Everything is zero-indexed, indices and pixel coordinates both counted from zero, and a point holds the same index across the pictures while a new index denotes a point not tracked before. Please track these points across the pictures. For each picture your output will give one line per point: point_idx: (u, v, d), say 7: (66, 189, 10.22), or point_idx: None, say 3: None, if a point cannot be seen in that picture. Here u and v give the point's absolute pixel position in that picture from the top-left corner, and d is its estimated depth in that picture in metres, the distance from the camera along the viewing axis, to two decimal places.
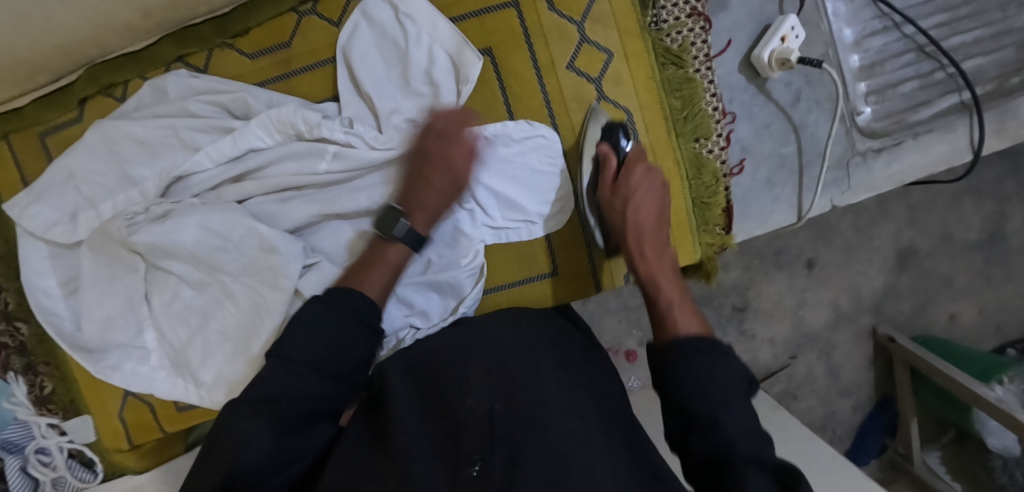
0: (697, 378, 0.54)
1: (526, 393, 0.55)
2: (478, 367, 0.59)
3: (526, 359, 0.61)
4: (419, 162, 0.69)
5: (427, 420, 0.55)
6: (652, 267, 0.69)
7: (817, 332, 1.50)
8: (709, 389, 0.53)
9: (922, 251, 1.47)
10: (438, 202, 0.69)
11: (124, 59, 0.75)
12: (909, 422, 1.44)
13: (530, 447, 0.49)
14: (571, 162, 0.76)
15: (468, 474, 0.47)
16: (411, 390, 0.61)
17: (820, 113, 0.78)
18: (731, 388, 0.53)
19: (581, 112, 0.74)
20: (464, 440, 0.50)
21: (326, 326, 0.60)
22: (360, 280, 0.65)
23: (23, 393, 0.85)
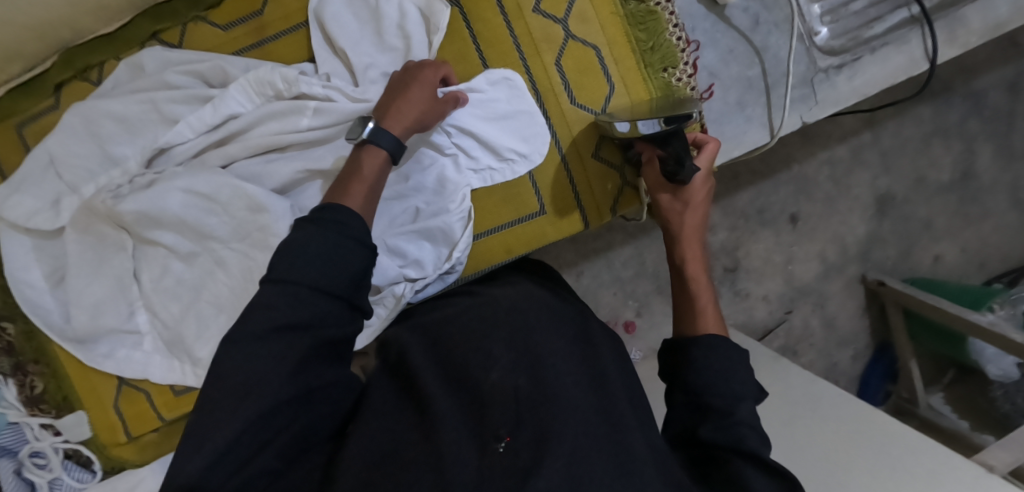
0: (721, 374, 0.57)
1: (548, 372, 0.56)
2: (501, 345, 0.59)
3: (547, 333, 0.62)
4: (401, 78, 0.64)
5: (454, 392, 0.56)
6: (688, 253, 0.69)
7: (808, 285, 1.52)
8: (729, 383, 0.56)
9: (900, 195, 1.50)
10: (411, 103, 0.62)
11: (98, 42, 0.76)
12: (909, 363, 1.46)
13: (557, 422, 0.49)
14: (549, 102, 0.77)
15: (495, 450, 0.49)
16: (436, 363, 0.61)
17: (780, 34, 0.81)
18: (746, 386, 0.57)
19: (551, 53, 0.77)
20: (493, 414, 0.52)
21: (308, 248, 0.49)
22: (343, 194, 0.56)
23: (14, 395, 0.82)
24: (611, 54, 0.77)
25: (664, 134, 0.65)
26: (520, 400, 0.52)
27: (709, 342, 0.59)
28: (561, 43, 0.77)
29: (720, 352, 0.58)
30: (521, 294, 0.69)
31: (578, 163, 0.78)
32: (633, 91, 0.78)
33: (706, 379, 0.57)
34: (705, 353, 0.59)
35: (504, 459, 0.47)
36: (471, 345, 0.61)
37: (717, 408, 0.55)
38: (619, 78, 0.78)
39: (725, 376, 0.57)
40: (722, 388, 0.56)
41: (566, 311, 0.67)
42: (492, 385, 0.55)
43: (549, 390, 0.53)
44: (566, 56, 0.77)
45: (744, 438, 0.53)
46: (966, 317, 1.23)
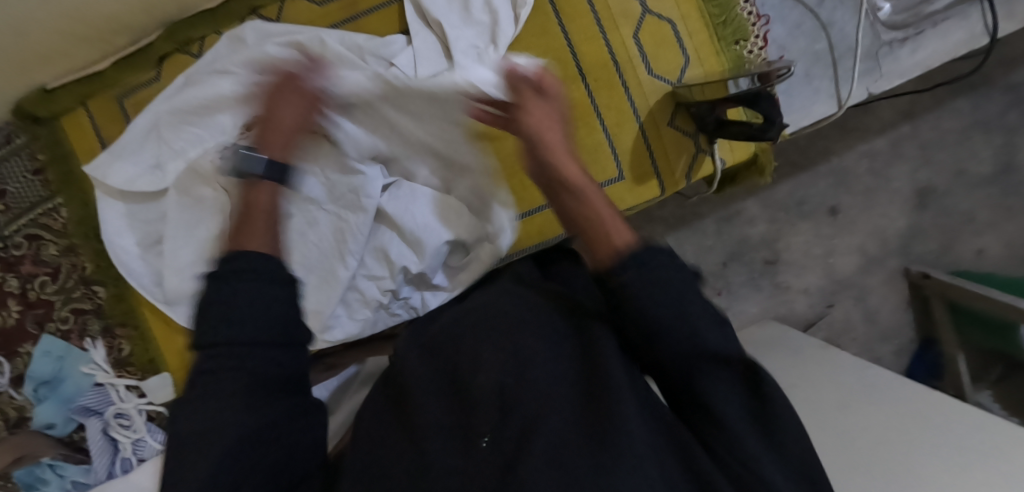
0: (677, 310, 0.49)
1: (535, 369, 0.54)
2: (491, 342, 0.58)
3: (528, 324, 0.60)
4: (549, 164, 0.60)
5: (441, 396, 0.56)
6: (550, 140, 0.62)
7: (849, 278, 1.53)
8: (686, 311, 0.49)
9: (940, 188, 1.51)
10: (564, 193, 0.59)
11: (203, 16, 0.80)
12: (954, 357, 1.46)
13: (540, 426, 0.49)
14: (627, 74, 0.80)
15: (479, 447, 0.49)
16: (429, 366, 0.61)
17: (846, 9, 0.84)
18: (707, 312, 0.49)
19: (629, 27, 0.80)
20: (476, 415, 0.52)
21: (261, 295, 0.48)
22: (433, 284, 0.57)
23: (102, 357, 0.86)
24: (685, 28, 0.81)
25: (751, 96, 0.68)
26: (499, 396, 0.52)
27: (643, 258, 0.51)
28: (638, 18, 0.81)
29: (655, 268, 0.50)
30: (501, 289, 0.68)
31: (656, 132, 0.81)
32: (708, 64, 0.82)
33: (647, 294, 0.49)
34: (638, 270, 0.50)
35: (487, 458, 0.48)
36: (457, 349, 0.60)
37: (677, 340, 0.49)
38: (694, 50, 0.81)
39: (664, 295, 0.49)
40: (672, 308, 0.49)
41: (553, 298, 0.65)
42: (479, 384, 0.54)
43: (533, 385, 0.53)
44: (643, 30, 0.81)
45: (706, 387, 0.48)
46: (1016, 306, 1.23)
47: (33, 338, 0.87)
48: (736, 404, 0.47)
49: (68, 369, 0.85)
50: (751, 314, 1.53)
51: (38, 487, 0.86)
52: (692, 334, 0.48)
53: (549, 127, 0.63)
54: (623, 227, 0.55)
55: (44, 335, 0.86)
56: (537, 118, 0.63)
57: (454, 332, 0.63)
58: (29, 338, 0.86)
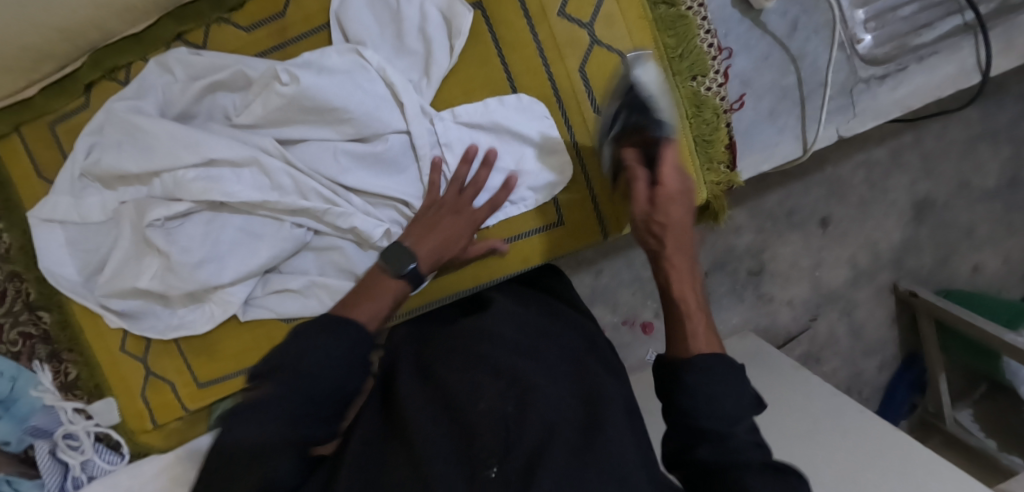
0: (714, 390, 0.52)
1: (535, 393, 0.54)
2: (487, 370, 0.58)
3: (531, 356, 0.61)
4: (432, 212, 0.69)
5: (439, 420, 0.55)
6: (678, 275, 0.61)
7: (836, 291, 1.47)
8: (722, 400, 0.51)
9: (939, 201, 1.43)
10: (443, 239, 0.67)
11: (126, 42, 0.78)
12: (938, 377, 1.41)
13: (547, 454, 0.47)
14: (571, 109, 0.76)
15: (485, 476, 0.47)
16: (420, 387, 0.61)
17: (819, 41, 0.77)
18: (742, 399, 0.52)
19: (575, 58, 0.75)
20: (481, 440, 0.50)
21: (325, 355, 0.52)
22: (350, 307, 0.59)
23: (49, 380, 0.87)
24: (636, 60, 0.75)
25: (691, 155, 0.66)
26: (507, 425, 0.51)
27: (705, 362, 0.53)
28: (585, 48, 0.75)
29: (715, 369, 0.53)
30: (501, 316, 0.69)
31: (601, 176, 0.78)
32: (661, 99, 0.76)
33: (708, 392, 0.51)
34: (705, 363, 0.53)
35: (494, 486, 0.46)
36: (459, 375, 0.59)
37: (714, 417, 0.51)
38: None
39: (719, 389, 0.52)
40: (717, 409, 0.51)
41: (562, 337, 0.67)
42: (480, 411, 0.53)
43: (536, 410, 0.52)
44: (590, 63, 0.75)
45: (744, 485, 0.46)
46: (1002, 337, 1.17)
47: None
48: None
49: (20, 390, 0.85)
50: (733, 324, 1.47)
51: None
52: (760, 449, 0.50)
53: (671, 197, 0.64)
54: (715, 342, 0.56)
55: None
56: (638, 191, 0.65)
57: (459, 355, 0.63)
58: None
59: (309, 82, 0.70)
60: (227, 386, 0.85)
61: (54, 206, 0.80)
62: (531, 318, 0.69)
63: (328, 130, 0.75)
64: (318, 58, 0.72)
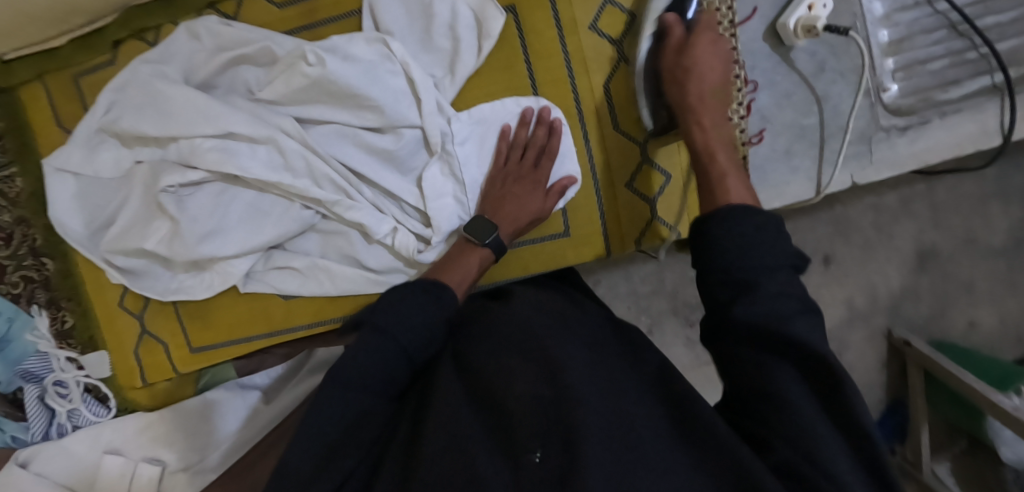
0: (742, 245, 0.49)
1: (575, 373, 0.48)
2: (517, 351, 0.53)
3: (563, 337, 0.55)
4: (501, 187, 0.71)
5: (469, 407, 0.49)
6: (709, 137, 0.62)
7: (829, 330, 1.48)
8: (751, 270, 0.48)
9: (943, 252, 1.43)
10: (518, 207, 0.69)
11: (157, 4, 0.78)
12: (921, 428, 1.41)
13: (591, 429, 0.42)
14: (590, 124, 0.75)
15: (530, 462, 0.42)
16: (447, 369, 0.56)
17: (843, 85, 0.76)
18: (778, 267, 0.49)
19: (601, 73, 0.75)
20: (518, 427, 0.45)
21: (330, 406, 0.48)
22: (442, 273, 0.64)
23: (45, 326, 0.89)
24: None
25: None
26: (543, 409, 0.45)
27: (727, 213, 0.52)
28: (613, 65, 0.75)
29: (737, 226, 0.51)
30: (525, 306, 0.63)
31: (612, 193, 0.76)
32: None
33: (749, 245, 0.50)
34: (735, 227, 0.51)
35: (540, 475, 0.41)
36: (486, 360, 0.54)
37: (748, 288, 0.48)
38: None
39: (757, 243, 0.49)
40: (759, 263, 0.48)
41: (591, 329, 0.60)
42: (514, 394, 0.47)
43: (575, 387, 0.46)
44: (615, 81, 0.75)
45: (778, 378, 0.44)
46: (988, 396, 1.17)
47: None
48: (803, 393, 0.44)
49: (15, 332, 0.87)
50: None
51: None
52: (801, 298, 0.47)
53: (716, 65, 0.65)
54: (749, 194, 0.55)
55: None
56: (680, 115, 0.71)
57: (480, 339, 0.58)
58: None
59: (335, 68, 0.71)
60: (219, 354, 0.86)
61: (65, 157, 0.80)
62: (578, 316, 0.62)
63: (345, 115, 0.75)
64: (345, 44, 0.72)
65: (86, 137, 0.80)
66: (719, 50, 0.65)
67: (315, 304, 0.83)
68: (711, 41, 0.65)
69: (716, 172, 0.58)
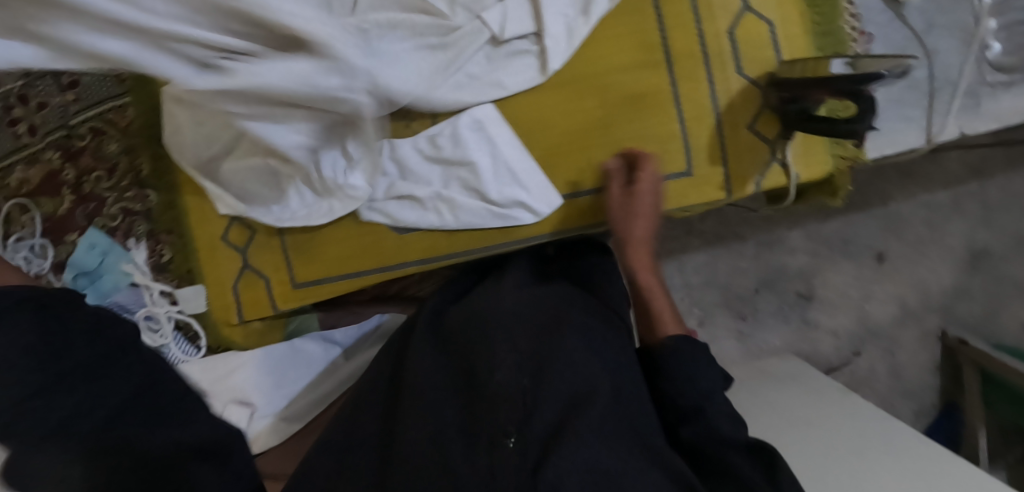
0: (688, 376, 0.68)
1: (554, 373, 0.61)
2: (504, 345, 0.64)
3: (542, 331, 0.67)
4: None
5: (457, 399, 0.64)
6: (637, 247, 0.80)
7: (882, 328, 1.43)
8: (698, 381, 0.67)
9: (996, 252, 1.40)
10: None
11: None
12: (978, 431, 1.34)
13: (575, 427, 0.56)
14: (716, 68, 0.77)
15: (506, 447, 0.55)
16: (445, 363, 0.70)
17: (953, 40, 0.80)
18: (710, 376, 0.69)
19: (726, 20, 0.77)
20: (499, 415, 0.58)
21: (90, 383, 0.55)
22: None
23: (142, 259, 0.87)
24: (783, 32, 0.78)
25: (851, 90, 0.65)
26: (520, 397, 0.58)
27: (675, 341, 0.71)
28: (738, 13, 0.77)
29: (683, 347, 0.70)
30: (513, 292, 0.76)
31: (733, 136, 0.78)
32: (815, 72, 0.73)
33: (682, 363, 0.69)
34: (672, 350, 0.70)
35: (514, 458, 0.54)
36: (469, 351, 0.67)
37: (694, 397, 0.66)
38: (788, 56, 0.78)
39: (689, 361, 0.69)
40: (693, 380, 0.67)
41: (548, 302, 0.74)
42: (498, 382, 0.60)
43: (550, 385, 0.59)
44: (741, 26, 0.77)
45: (728, 457, 0.60)
46: None
47: (78, 229, 0.89)
48: (751, 469, 0.59)
49: (109, 265, 0.87)
50: (774, 346, 1.44)
51: None
52: (731, 413, 0.65)
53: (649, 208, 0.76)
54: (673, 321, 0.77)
55: (90, 227, 0.87)
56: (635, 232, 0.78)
57: (465, 335, 0.71)
58: (76, 228, 0.88)
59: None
60: (326, 289, 0.85)
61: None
62: (565, 296, 0.76)
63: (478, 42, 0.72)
64: None
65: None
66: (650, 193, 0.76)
67: (428, 242, 0.82)
68: (648, 203, 0.76)
69: (647, 292, 0.82)
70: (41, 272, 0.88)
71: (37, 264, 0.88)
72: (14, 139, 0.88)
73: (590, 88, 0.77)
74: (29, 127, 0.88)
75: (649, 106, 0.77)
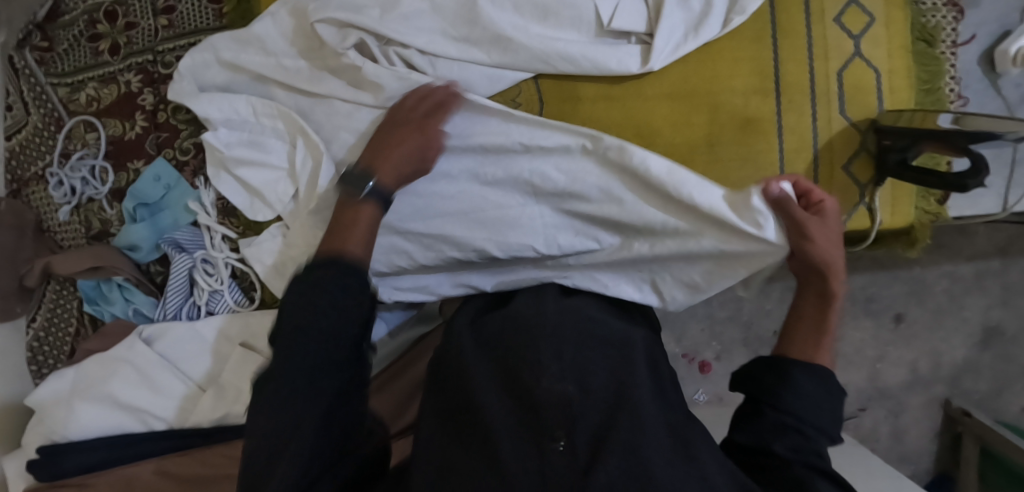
0: (814, 400, 0.59)
1: (598, 388, 0.57)
2: (548, 350, 0.59)
3: (590, 345, 0.62)
4: (390, 129, 0.68)
5: (501, 397, 0.58)
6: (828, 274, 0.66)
7: (890, 389, 1.47)
8: (815, 409, 0.59)
9: (1008, 332, 1.45)
10: (404, 147, 0.67)
11: None
12: None
13: (618, 431, 0.51)
14: (821, 106, 0.79)
15: (556, 450, 0.50)
16: (485, 362, 0.63)
17: None
18: (824, 401, 0.60)
19: (837, 62, 0.79)
20: (546, 419, 0.53)
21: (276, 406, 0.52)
22: (341, 242, 0.60)
23: (210, 200, 0.84)
24: (889, 83, 0.80)
25: (963, 145, 0.68)
26: (571, 405, 0.54)
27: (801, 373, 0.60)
28: (848, 57, 0.79)
29: (812, 381, 0.60)
30: (554, 301, 0.71)
31: (828, 172, 0.80)
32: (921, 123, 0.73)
33: (801, 396, 0.59)
34: (801, 375, 0.60)
35: (565, 460, 0.50)
36: (523, 350, 0.61)
37: (800, 417, 0.58)
38: (890, 107, 0.80)
39: (815, 397, 0.59)
40: (812, 405, 0.59)
41: (609, 322, 0.68)
42: (544, 389, 0.55)
43: (598, 396, 0.56)
44: (849, 70, 0.79)
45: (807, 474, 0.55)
46: None
47: (146, 158, 0.86)
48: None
49: (172, 200, 0.84)
50: None
51: (99, 304, 0.85)
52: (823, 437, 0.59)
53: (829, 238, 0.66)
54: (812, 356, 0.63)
55: (158, 158, 0.85)
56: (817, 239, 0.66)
57: (519, 334, 0.64)
58: (142, 156, 0.86)
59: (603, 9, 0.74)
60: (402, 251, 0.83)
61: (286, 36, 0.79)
62: (604, 307, 0.73)
63: (608, 52, 0.74)
64: None
65: (313, 68, 0.78)
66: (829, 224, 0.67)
67: None
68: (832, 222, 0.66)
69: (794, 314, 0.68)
70: (97, 196, 0.86)
71: (94, 187, 0.86)
72: (93, 55, 0.86)
73: (701, 104, 0.78)
74: (111, 46, 0.86)
75: (755, 131, 0.78)
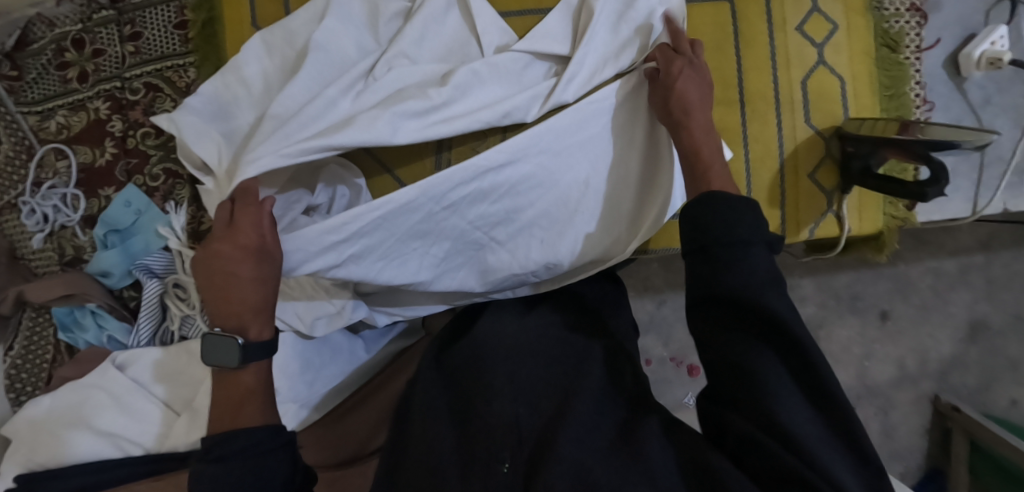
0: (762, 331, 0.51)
1: (543, 404, 0.59)
2: (497, 375, 0.62)
3: (539, 361, 0.64)
4: (210, 270, 0.61)
5: (451, 422, 0.60)
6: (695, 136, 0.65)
7: (879, 387, 1.46)
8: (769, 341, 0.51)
9: (995, 327, 1.44)
10: (233, 277, 0.60)
11: None
12: None
13: (559, 448, 0.53)
14: (785, 116, 0.79)
15: (499, 472, 0.53)
16: (440, 387, 0.65)
17: (1005, 120, 0.85)
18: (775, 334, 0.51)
19: (800, 71, 0.79)
20: (489, 445, 0.55)
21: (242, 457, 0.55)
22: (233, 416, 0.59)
23: (181, 225, 0.83)
24: (853, 90, 0.80)
25: (923, 155, 0.67)
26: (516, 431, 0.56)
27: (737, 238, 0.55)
28: (811, 66, 0.79)
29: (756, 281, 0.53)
30: (511, 323, 0.72)
31: (794, 181, 0.80)
32: (883, 131, 0.73)
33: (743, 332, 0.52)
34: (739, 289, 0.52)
35: (504, 482, 0.52)
36: (475, 376, 0.64)
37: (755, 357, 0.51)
38: (854, 114, 0.80)
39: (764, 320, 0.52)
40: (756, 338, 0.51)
41: (567, 336, 0.69)
42: (491, 413, 0.58)
43: (543, 413, 0.58)
44: (812, 79, 0.79)
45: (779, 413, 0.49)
46: None
47: (116, 184, 0.86)
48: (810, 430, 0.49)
49: (142, 224, 0.84)
50: None
51: (72, 332, 0.86)
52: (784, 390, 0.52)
53: (695, 86, 0.67)
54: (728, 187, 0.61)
55: (128, 184, 0.85)
56: (688, 95, 0.67)
57: (471, 359, 0.66)
58: (113, 183, 0.86)
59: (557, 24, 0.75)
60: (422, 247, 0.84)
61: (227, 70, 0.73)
62: (565, 315, 0.74)
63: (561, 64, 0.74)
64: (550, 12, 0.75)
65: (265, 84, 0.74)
66: (695, 80, 0.68)
67: None
68: (686, 70, 0.67)
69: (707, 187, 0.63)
70: (69, 222, 0.86)
71: (66, 214, 0.86)
72: (62, 83, 0.86)
73: None
74: (79, 73, 0.86)
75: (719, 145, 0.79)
